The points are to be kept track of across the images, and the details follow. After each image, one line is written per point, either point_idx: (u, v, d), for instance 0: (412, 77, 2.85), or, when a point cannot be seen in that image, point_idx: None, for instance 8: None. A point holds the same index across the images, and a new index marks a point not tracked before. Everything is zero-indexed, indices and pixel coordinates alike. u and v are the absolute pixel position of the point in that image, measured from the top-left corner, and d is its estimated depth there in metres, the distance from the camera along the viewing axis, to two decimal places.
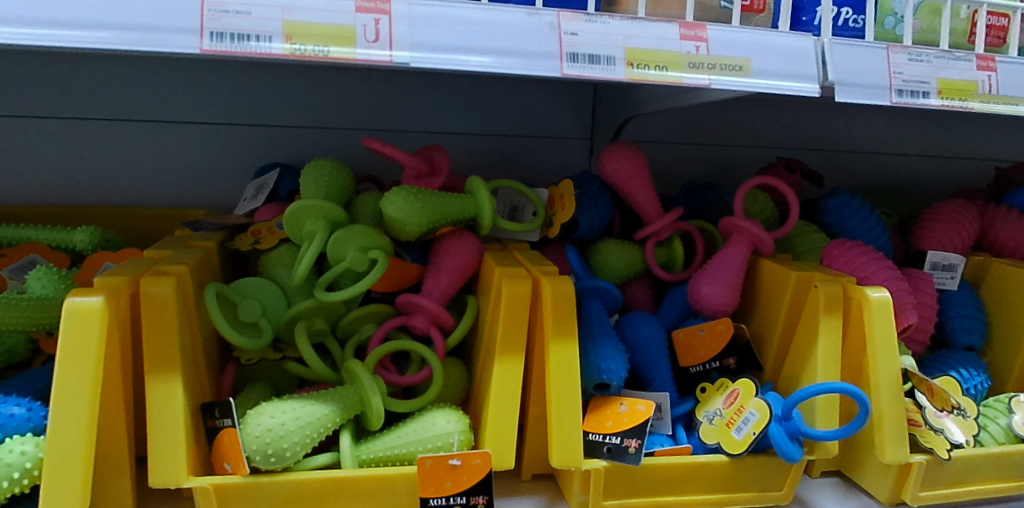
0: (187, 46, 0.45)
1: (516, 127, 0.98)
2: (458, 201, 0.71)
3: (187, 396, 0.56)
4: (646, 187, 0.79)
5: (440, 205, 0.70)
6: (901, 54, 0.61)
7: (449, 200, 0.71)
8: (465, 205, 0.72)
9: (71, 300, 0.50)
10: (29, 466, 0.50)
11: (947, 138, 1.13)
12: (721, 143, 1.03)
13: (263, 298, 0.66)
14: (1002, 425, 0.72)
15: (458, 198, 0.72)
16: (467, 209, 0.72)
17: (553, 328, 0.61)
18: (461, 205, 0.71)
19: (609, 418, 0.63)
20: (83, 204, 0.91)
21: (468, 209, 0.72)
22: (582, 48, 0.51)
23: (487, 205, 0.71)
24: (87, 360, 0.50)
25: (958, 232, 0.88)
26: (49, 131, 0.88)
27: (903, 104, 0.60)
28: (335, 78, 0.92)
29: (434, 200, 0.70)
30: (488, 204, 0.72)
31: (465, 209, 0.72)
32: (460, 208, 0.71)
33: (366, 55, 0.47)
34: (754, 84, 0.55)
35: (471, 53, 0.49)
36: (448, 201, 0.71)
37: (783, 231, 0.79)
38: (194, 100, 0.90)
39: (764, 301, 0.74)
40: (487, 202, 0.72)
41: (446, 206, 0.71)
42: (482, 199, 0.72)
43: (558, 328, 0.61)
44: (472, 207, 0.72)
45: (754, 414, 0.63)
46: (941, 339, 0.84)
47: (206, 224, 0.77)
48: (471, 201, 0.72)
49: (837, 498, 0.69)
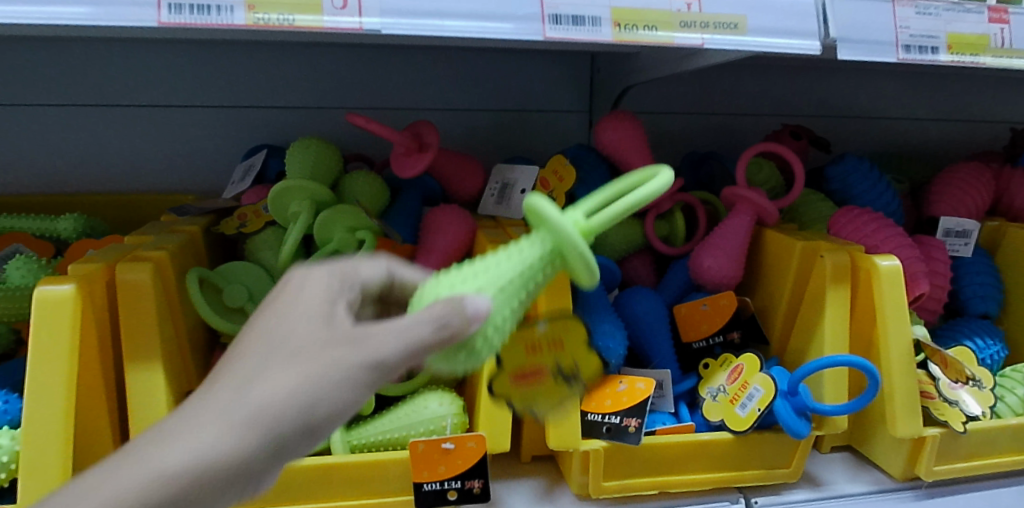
0: (143, 18, 0.42)
1: (511, 101, 0.95)
2: (513, 265, 0.42)
3: (171, 386, 0.55)
4: (645, 156, 0.76)
5: (489, 278, 0.41)
6: (909, 7, 0.57)
7: (503, 264, 0.42)
8: (531, 261, 0.42)
9: (40, 290, 0.49)
10: (6, 459, 0.49)
11: (961, 100, 1.08)
12: (725, 112, 1.00)
13: (249, 283, 0.66)
14: (1019, 395, 0.69)
15: (513, 254, 0.42)
16: (543, 266, 0.42)
17: (554, 379, 0.55)
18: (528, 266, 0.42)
19: (609, 397, 0.61)
20: (70, 192, 0.89)
21: (543, 264, 0.42)
22: (565, 9, 0.48)
23: (579, 243, 0.40)
24: (60, 347, 0.49)
25: (972, 197, 0.83)
26: (32, 119, 0.86)
27: (911, 61, 0.57)
28: (323, 54, 0.89)
29: (488, 271, 0.41)
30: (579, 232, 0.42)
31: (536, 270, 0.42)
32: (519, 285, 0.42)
33: (334, 23, 0.44)
34: (750, 43, 0.52)
35: (447, 17, 0.46)
36: (496, 270, 0.41)
37: (789, 198, 0.75)
38: (179, 81, 0.87)
39: (769, 272, 0.71)
40: (579, 241, 0.40)
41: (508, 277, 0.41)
42: (563, 243, 0.40)
43: (560, 368, 0.56)
44: (554, 256, 0.42)
45: (759, 389, 0.61)
46: (956, 308, 0.81)
47: (191, 208, 0.75)
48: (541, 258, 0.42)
49: (848, 473, 0.67)
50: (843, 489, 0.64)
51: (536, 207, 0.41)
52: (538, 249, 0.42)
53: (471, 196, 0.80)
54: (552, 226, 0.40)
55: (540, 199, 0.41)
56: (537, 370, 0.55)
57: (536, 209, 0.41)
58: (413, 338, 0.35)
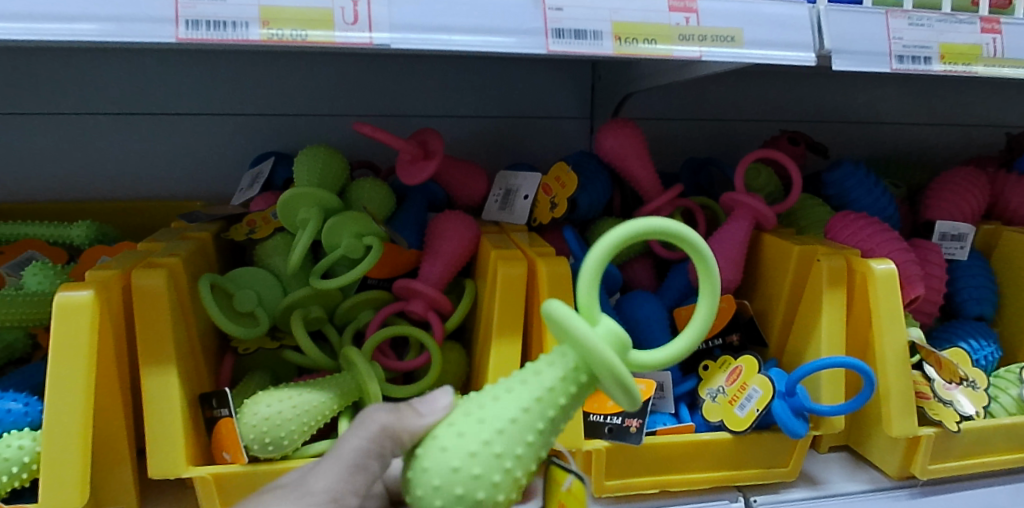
0: (161, 34, 0.44)
1: (514, 108, 0.96)
2: (530, 416, 0.41)
3: (184, 389, 0.56)
4: (645, 163, 0.78)
5: (502, 434, 0.41)
6: (901, 19, 0.59)
7: (520, 415, 0.41)
8: (550, 407, 0.41)
9: (60, 295, 0.50)
10: (27, 460, 0.51)
11: (957, 105, 1.10)
12: (725, 118, 1.02)
13: (259, 288, 0.67)
14: (1013, 396, 0.70)
15: (533, 396, 0.41)
16: (565, 408, 0.42)
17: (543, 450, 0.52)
18: (546, 414, 0.41)
19: (610, 398, 0.62)
20: (81, 199, 0.91)
21: (567, 405, 0.42)
22: (567, 23, 0.50)
23: (612, 360, 0.38)
24: (78, 352, 0.50)
25: (967, 201, 0.85)
26: (44, 127, 0.88)
27: (904, 71, 0.58)
28: (330, 63, 0.91)
29: (502, 424, 0.41)
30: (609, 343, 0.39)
31: (555, 418, 0.42)
32: (532, 437, 0.41)
33: (345, 38, 0.46)
34: (747, 55, 0.54)
35: (454, 32, 0.48)
36: (512, 422, 0.41)
37: (786, 203, 0.77)
38: (188, 90, 0.89)
39: (767, 275, 0.73)
40: (613, 358, 0.38)
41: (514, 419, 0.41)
42: (594, 363, 0.38)
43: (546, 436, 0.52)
44: (584, 383, 0.41)
45: (758, 390, 0.62)
46: (951, 310, 0.83)
47: (201, 215, 0.77)
48: (567, 389, 0.41)
49: (844, 472, 0.68)
50: (839, 488, 0.66)
51: (558, 320, 0.39)
52: (565, 380, 0.41)
53: (475, 201, 0.82)
54: (580, 342, 0.38)
55: (565, 311, 0.39)
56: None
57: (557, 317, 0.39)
58: (371, 439, 0.43)
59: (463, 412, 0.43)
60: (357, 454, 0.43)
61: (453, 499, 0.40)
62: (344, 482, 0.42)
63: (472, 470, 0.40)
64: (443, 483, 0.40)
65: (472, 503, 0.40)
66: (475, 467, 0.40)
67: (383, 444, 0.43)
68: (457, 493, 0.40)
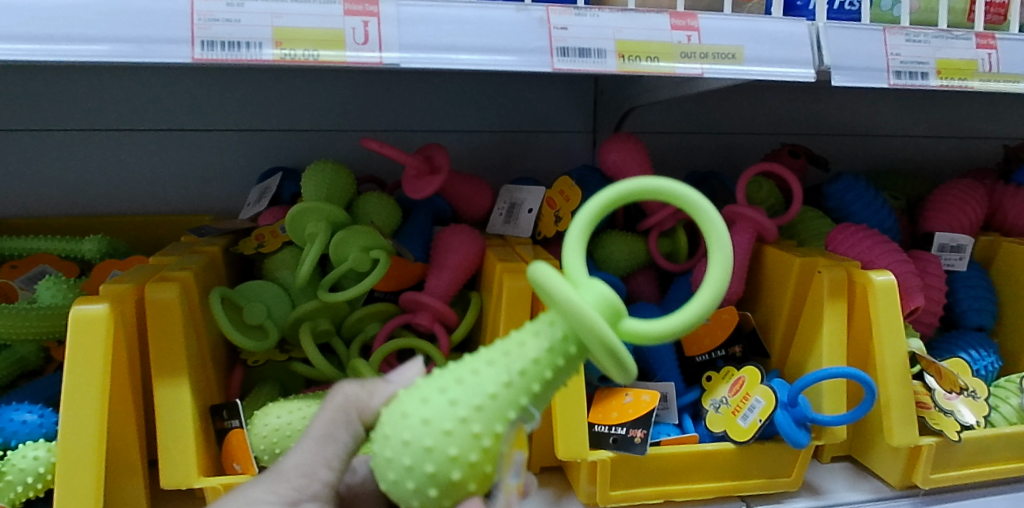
0: (178, 55, 0.46)
1: (517, 123, 0.98)
2: (497, 368, 0.38)
3: (196, 400, 0.57)
4: (648, 177, 0.79)
5: (465, 388, 0.38)
6: (899, 35, 0.60)
7: (485, 368, 0.38)
8: (518, 358, 0.38)
9: (76, 308, 0.51)
10: (42, 470, 0.53)
11: (956, 118, 1.11)
12: (726, 131, 1.03)
13: (268, 301, 0.69)
14: (1013, 405, 0.71)
15: (503, 350, 0.39)
16: (542, 362, 0.38)
17: None
18: (515, 367, 0.38)
19: (615, 409, 0.63)
20: (91, 214, 0.92)
21: (543, 357, 0.38)
22: (572, 42, 0.52)
23: (599, 327, 0.35)
24: (94, 363, 0.51)
25: (966, 213, 0.85)
26: (55, 143, 0.89)
27: (902, 86, 0.59)
28: (336, 79, 0.92)
29: (464, 376, 0.38)
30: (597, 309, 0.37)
31: (526, 370, 0.38)
32: (501, 389, 0.38)
33: (356, 58, 0.48)
34: (748, 72, 0.55)
35: (461, 51, 0.50)
36: (475, 374, 0.38)
37: (787, 216, 0.78)
38: (197, 106, 0.91)
39: (769, 287, 0.74)
40: (602, 326, 0.35)
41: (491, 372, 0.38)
42: (578, 328, 0.35)
43: None
44: (565, 342, 0.38)
45: (761, 400, 0.63)
46: (952, 320, 0.84)
47: (211, 229, 0.78)
48: (543, 344, 0.38)
49: (847, 483, 0.69)
50: (842, 498, 0.67)
51: (541, 284, 0.36)
52: (542, 337, 0.38)
53: (480, 215, 0.83)
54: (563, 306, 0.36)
55: (547, 269, 0.36)
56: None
57: (539, 278, 0.36)
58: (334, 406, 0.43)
59: (431, 376, 0.40)
60: (324, 426, 0.43)
61: (423, 454, 0.37)
62: (316, 455, 0.43)
63: (436, 423, 0.37)
64: (410, 437, 0.37)
65: (441, 462, 0.37)
66: (439, 419, 0.37)
67: (349, 413, 0.43)
68: (426, 447, 0.37)
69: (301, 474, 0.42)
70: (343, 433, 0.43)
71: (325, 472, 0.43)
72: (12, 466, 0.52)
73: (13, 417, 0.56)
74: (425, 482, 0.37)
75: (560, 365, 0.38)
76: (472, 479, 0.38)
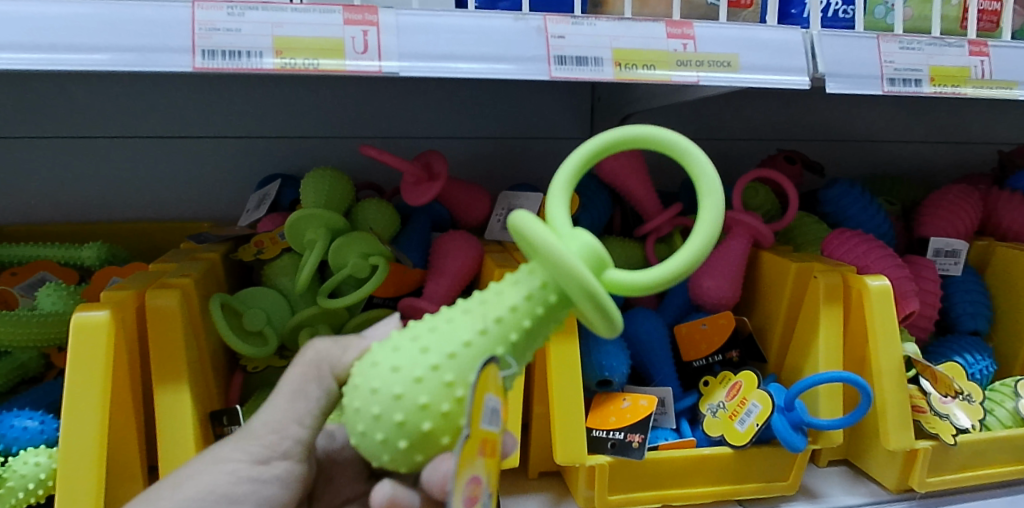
0: (180, 64, 0.46)
1: (515, 130, 0.98)
2: (472, 317, 0.39)
3: (196, 406, 0.57)
4: (645, 183, 0.80)
5: (438, 337, 0.39)
6: (893, 43, 0.60)
7: (460, 316, 0.39)
8: (494, 307, 0.39)
9: (78, 315, 0.52)
10: (43, 476, 0.53)
11: (950, 123, 1.12)
12: (723, 137, 1.04)
13: (267, 307, 0.69)
14: (1008, 409, 0.71)
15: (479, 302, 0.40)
16: (520, 312, 0.39)
17: None
18: (491, 316, 0.39)
19: (613, 414, 0.64)
20: (91, 221, 0.92)
21: (520, 307, 0.39)
22: (569, 50, 0.52)
23: (576, 263, 0.36)
24: (95, 370, 0.51)
25: (961, 217, 0.86)
26: (55, 151, 0.90)
27: (896, 93, 0.60)
28: (335, 87, 0.93)
29: (437, 325, 0.39)
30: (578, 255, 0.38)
31: (501, 317, 0.39)
32: (474, 336, 0.38)
33: (356, 67, 0.48)
34: (743, 80, 0.56)
35: (460, 60, 0.50)
36: (449, 323, 0.39)
37: (783, 222, 0.79)
38: (197, 114, 0.91)
39: (766, 293, 0.74)
40: (582, 271, 0.35)
41: (466, 321, 0.39)
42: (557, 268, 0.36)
43: None
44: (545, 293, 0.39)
45: (758, 405, 0.63)
46: (947, 324, 0.84)
47: (210, 236, 0.78)
48: (519, 293, 0.39)
49: (844, 487, 0.70)
50: (838, 501, 0.67)
51: (522, 231, 0.37)
52: (520, 286, 0.39)
53: (477, 221, 0.84)
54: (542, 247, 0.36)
55: (526, 217, 0.37)
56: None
57: (518, 225, 0.37)
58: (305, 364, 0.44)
59: (406, 330, 0.41)
60: (296, 383, 0.44)
61: (392, 403, 0.37)
62: (288, 411, 0.44)
63: (408, 371, 0.38)
64: (379, 386, 0.38)
65: (411, 408, 0.37)
66: (410, 366, 0.38)
67: (320, 368, 0.44)
68: (398, 397, 0.37)
69: (272, 431, 0.43)
70: (314, 389, 0.44)
71: (296, 429, 0.44)
72: (14, 472, 0.52)
73: (14, 423, 0.57)
74: (393, 432, 0.37)
75: (537, 314, 0.39)
76: (444, 430, 0.38)
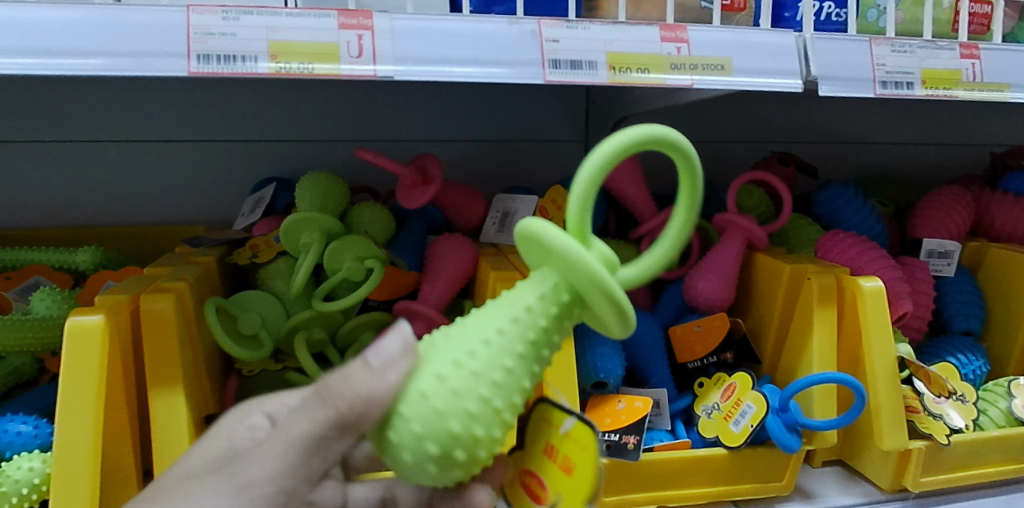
0: (175, 68, 0.46)
1: (510, 132, 0.99)
2: (509, 337, 0.37)
3: (191, 410, 0.57)
4: (639, 185, 0.80)
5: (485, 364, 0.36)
6: (884, 46, 0.61)
7: (498, 337, 0.37)
8: (530, 326, 0.38)
9: (72, 319, 0.52)
10: (37, 481, 0.53)
11: (943, 125, 1.12)
12: (717, 139, 1.04)
13: (262, 310, 0.69)
14: (1001, 409, 0.72)
15: (510, 317, 0.38)
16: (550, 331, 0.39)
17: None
18: (528, 336, 0.38)
19: (608, 416, 0.64)
20: (84, 225, 0.92)
21: (551, 327, 0.39)
22: (564, 54, 0.52)
23: (603, 275, 0.36)
24: (90, 374, 0.51)
25: (953, 219, 0.86)
26: (49, 155, 0.89)
27: (888, 96, 0.60)
28: (330, 89, 0.93)
29: (479, 347, 0.37)
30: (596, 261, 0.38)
31: (537, 338, 0.38)
32: (517, 362, 0.37)
33: (350, 71, 0.48)
34: (737, 83, 0.56)
35: (455, 64, 0.50)
36: (489, 344, 0.37)
37: (776, 224, 0.79)
38: (191, 118, 0.91)
39: (760, 294, 0.75)
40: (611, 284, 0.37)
41: (506, 342, 0.37)
42: (586, 281, 0.36)
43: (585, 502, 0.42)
44: (570, 306, 0.39)
45: (752, 406, 0.64)
46: (941, 325, 0.85)
47: (205, 239, 0.78)
48: (550, 309, 0.39)
49: (838, 487, 0.70)
50: (832, 501, 0.67)
51: (551, 243, 0.37)
52: (549, 300, 0.39)
53: (473, 224, 0.84)
54: (568, 261, 0.37)
55: (551, 229, 0.37)
56: (542, 496, 0.43)
57: (545, 236, 0.37)
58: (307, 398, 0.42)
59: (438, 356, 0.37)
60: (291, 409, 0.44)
61: (449, 439, 0.35)
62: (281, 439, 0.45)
63: (464, 402, 0.36)
64: (437, 422, 0.35)
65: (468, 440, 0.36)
66: (459, 395, 0.36)
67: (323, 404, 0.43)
68: (455, 433, 0.35)
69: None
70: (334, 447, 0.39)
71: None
72: (8, 477, 0.52)
73: (8, 428, 0.56)
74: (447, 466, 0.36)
75: (561, 330, 0.40)
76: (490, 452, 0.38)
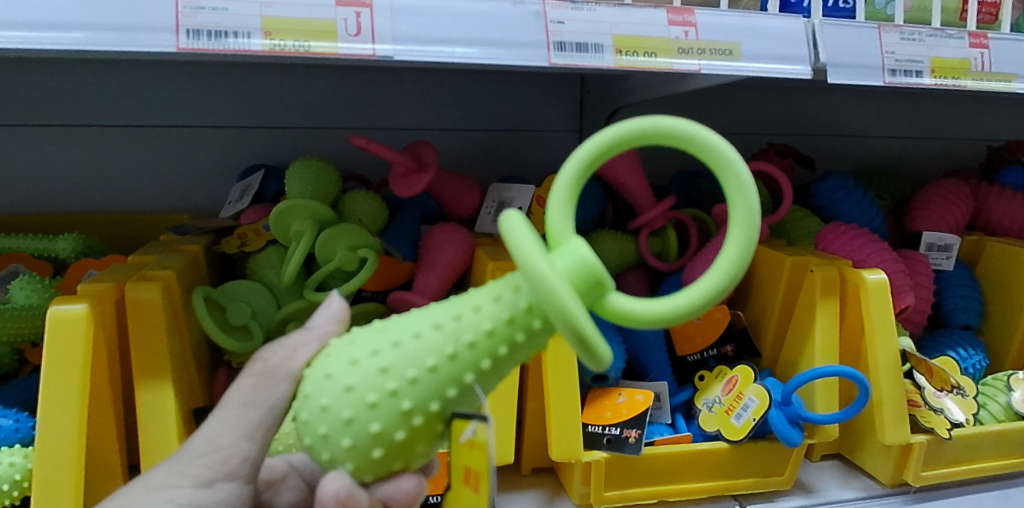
0: (162, 44, 0.44)
1: (505, 122, 0.97)
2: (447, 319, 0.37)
3: (179, 403, 0.55)
4: (638, 175, 0.78)
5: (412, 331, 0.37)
6: (894, 33, 0.59)
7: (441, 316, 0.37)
8: (460, 309, 0.37)
9: (55, 308, 0.49)
10: (18, 477, 0.50)
11: (938, 119, 1.12)
12: (713, 131, 1.02)
13: (252, 301, 0.67)
14: (1001, 403, 0.71)
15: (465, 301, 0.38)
16: (497, 334, 0.36)
17: None
18: (446, 337, 0.36)
19: (608, 410, 0.63)
20: (66, 211, 0.89)
21: (498, 329, 0.36)
22: (569, 36, 0.51)
23: (544, 280, 0.32)
24: (73, 366, 0.49)
25: (951, 211, 0.86)
26: (28, 139, 0.86)
27: (897, 84, 0.59)
28: (320, 74, 0.90)
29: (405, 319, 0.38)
30: (575, 277, 0.35)
31: (463, 320, 0.37)
32: (429, 330, 0.37)
33: (348, 49, 0.46)
34: (745, 69, 0.54)
35: (456, 44, 0.48)
36: (416, 317, 0.38)
37: (777, 216, 0.78)
38: (176, 102, 0.88)
39: (759, 286, 0.73)
40: (544, 274, 0.32)
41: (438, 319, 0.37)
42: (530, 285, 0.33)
43: None
44: (527, 312, 0.36)
45: (754, 400, 0.63)
46: (939, 319, 0.84)
47: (191, 228, 0.75)
48: (488, 320, 0.36)
49: (838, 481, 0.69)
50: (833, 496, 0.67)
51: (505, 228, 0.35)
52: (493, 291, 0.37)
53: (468, 214, 0.82)
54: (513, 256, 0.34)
55: (512, 215, 0.35)
56: None
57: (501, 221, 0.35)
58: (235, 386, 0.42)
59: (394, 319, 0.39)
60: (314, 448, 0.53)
61: (328, 385, 0.37)
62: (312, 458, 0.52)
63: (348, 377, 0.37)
64: (336, 373, 0.37)
65: (339, 395, 0.36)
66: (345, 377, 0.37)
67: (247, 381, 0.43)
68: (325, 407, 0.37)
69: (214, 449, 0.41)
70: (270, 393, 0.41)
71: (245, 446, 0.41)
72: None
73: None
74: (337, 427, 0.36)
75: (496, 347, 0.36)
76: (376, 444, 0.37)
